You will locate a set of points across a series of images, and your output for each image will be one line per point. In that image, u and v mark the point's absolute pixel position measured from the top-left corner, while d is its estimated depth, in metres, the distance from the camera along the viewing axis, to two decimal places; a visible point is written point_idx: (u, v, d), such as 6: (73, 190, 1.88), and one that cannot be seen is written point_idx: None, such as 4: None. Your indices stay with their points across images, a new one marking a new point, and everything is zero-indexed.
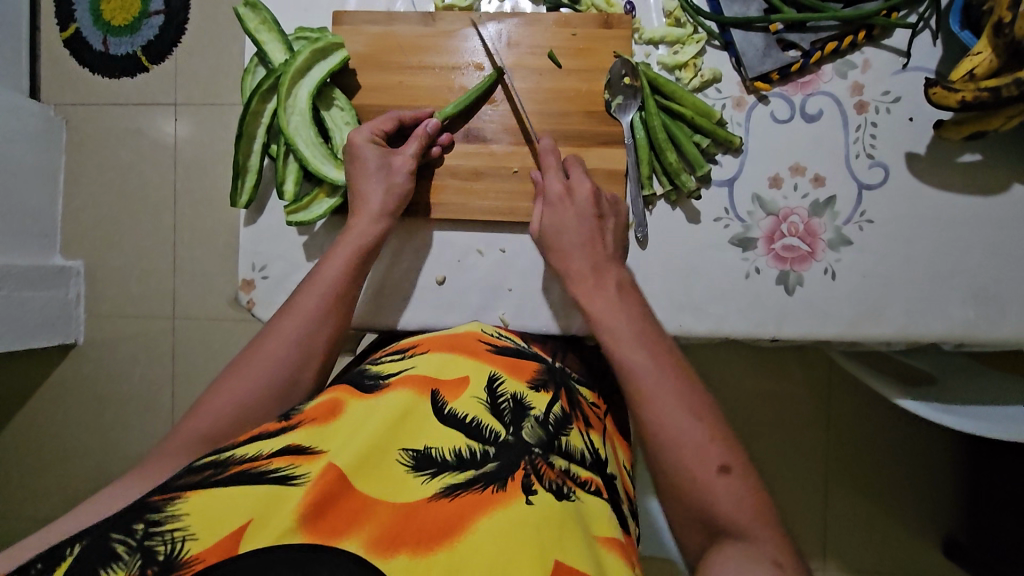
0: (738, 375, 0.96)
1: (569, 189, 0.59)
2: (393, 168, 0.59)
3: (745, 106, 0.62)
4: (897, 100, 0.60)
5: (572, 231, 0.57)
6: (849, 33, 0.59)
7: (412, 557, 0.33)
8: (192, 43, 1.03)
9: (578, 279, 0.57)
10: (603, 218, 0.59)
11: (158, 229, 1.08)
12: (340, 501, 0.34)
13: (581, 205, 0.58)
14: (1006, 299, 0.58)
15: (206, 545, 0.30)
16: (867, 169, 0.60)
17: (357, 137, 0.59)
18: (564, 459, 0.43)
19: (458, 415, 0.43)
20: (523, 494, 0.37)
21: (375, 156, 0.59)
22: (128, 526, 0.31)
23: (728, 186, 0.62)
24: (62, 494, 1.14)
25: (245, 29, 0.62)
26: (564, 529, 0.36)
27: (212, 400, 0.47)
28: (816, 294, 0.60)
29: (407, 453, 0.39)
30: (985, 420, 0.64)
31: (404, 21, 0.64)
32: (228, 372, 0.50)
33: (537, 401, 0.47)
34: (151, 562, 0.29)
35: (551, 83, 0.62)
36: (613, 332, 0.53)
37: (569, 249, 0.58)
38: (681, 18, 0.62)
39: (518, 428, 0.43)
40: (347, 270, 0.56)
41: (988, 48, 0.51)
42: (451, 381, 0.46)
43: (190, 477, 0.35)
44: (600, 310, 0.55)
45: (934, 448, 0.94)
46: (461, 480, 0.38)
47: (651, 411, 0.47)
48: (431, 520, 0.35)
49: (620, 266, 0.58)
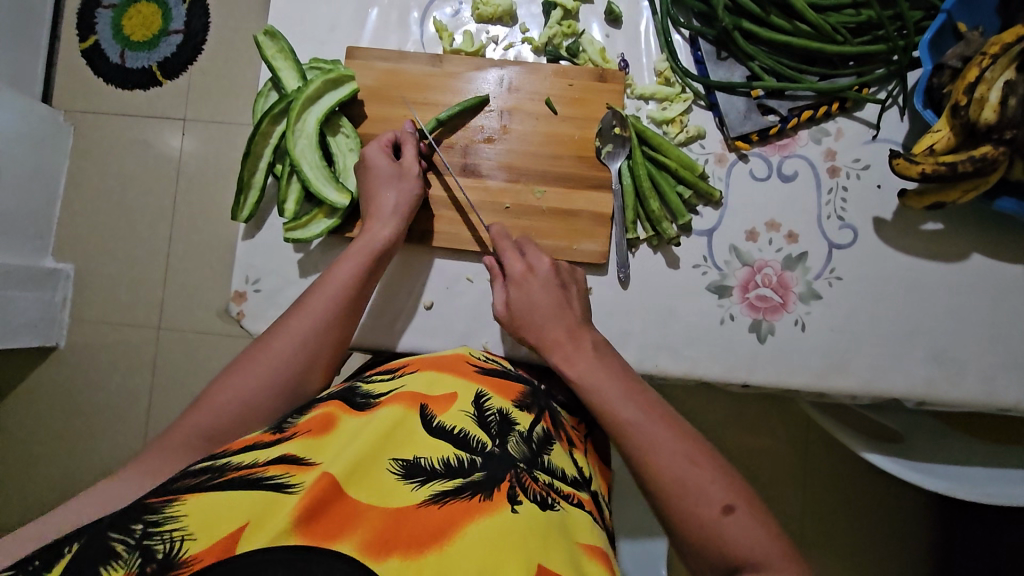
0: (720, 419, 0.97)
1: (531, 269, 0.60)
2: (404, 171, 0.63)
3: (726, 162, 0.66)
4: (867, 167, 0.64)
5: (541, 310, 0.58)
6: (824, 103, 0.64)
7: (403, 560, 0.33)
8: (207, 64, 1.08)
9: (570, 318, 0.58)
10: (567, 286, 0.60)
11: (153, 237, 1.09)
12: (332, 505, 0.35)
13: (544, 278, 0.59)
14: (965, 361, 0.61)
15: (202, 546, 0.31)
16: (837, 229, 0.64)
17: (370, 152, 0.63)
18: (548, 474, 0.44)
19: (446, 426, 0.44)
20: (509, 503, 0.38)
21: (389, 167, 0.62)
22: (127, 526, 0.32)
23: (707, 236, 0.65)
24: (21, 502, 1.11)
25: (262, 55, 0.65)
26: (548, 540, 0.37)
27: (217, 395, 0.49)
28: (786, 344, 0.62)
29: (397, 462, 0.40)
30: (945, 478, 0.67)
31: (414, 61, 0.68)
32: (233, 368, 0.52)
33: (521, 418, 0.49)
34: (149, 561, 0.31)
35: (546, 127, 0.66)
36: (605, 386, 0.52)
37: (542, 319, 0.57)
38: (670, 78, 0.67)
39: (503, 440, 0.45)
40: (359, 276, 0.58)
41: (947, 127, 0.56)
42: (441, 396, 0.48)
43: (187, 480, 0.36)
44: (580, 371, 0.54)
45: (906, 507, 0.95)
46: (450, 487, 0.39)
47: (655, 471, 0.46)
48: (421, 525, 0.35)
49: (591, 328, 0.58)
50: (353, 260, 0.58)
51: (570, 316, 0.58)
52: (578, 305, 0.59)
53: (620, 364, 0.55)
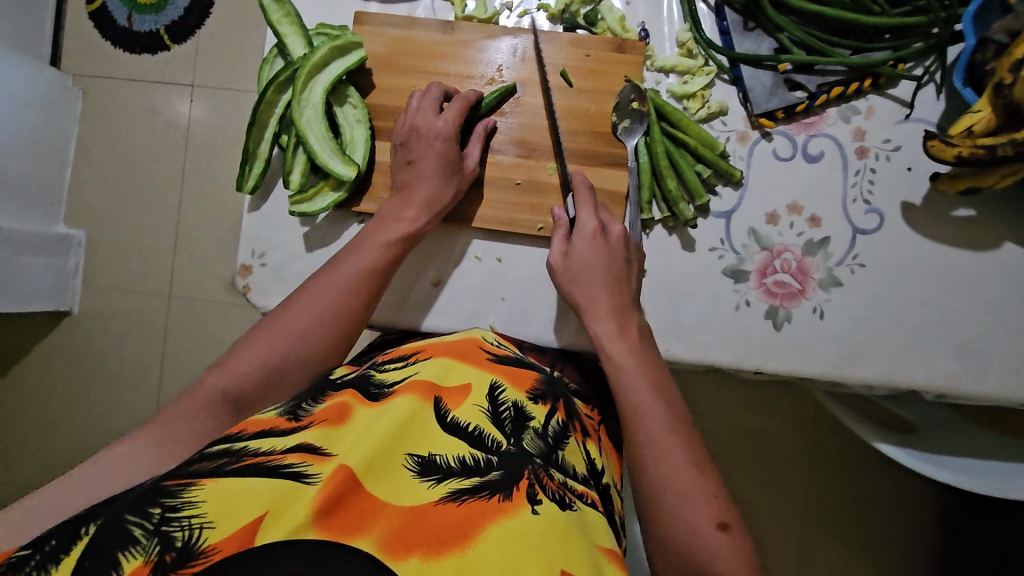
0: (727, 404, 0.97)
1: (602, 230, 0.58)
2: (451, 163, 0.59)
3: (749, 141, 0.63)
4: (898, 149, 0.61)
5: (595, 268, 0.57)
6: (855, 79, 0.60)
7: (424, 560, 0.33)
8: (215, 27, 1.05)
9: (621, 295, 0.56)
10: (630, 262, 0.58)
11: (163, 206, 1.08)
12: (352, 499, 0.35)
13: (613, 246, 0.57)
14: (989, 353, 0.59)
15: (223, 536, 0.31)
16: (862, 214, 0.61)
17: (444, 128, 0.59)
18: (561, 473, 0.44)
19: (460, 423, 0.44)
20: (529, 503, 0.38)
21: (451, 154, 0.59)
22: (145, 509, 0.32)
23: (726, 218, 0.63)
24: (39, 463, 1.14)
25: (266, 20, 0.62)
26: (570, 540, 0.36)
27: (214, 374, 0.48)
28: (804, 332, 0.60)
29: (412, 458, 0.39)
30: (958, 470, 0.66)
31: (424, 27, 0.65)
32: (253, 335, 0.51)
33: (536, 412, 0.49)
34: (168, 549, 0.30)
35: (561, 100, 0.63)
36: (631, 371, 0.52)
37: (599, 286, 0.56)
38: (693, 50, 0.64)
39: (518, 439, 0.44)
40: (380, 261, 0.56)
41: (987, 107, 0.52)
42: (454, 387, 0.47)
43: (202, 464, 0.36)
44: (617, 353, 0.53)
45: (913, 494, 0.95)
46: (468, 486, 0.38)
47: (657, 469, 0.46)
48: (441, 524, 0.35)
49: (637, 313, 0.57)
50: (377, 240, 0.57)
51: (623, 293, 0.57)
52: (633, 286, 0.58)
53: (657, 362, 0.54)
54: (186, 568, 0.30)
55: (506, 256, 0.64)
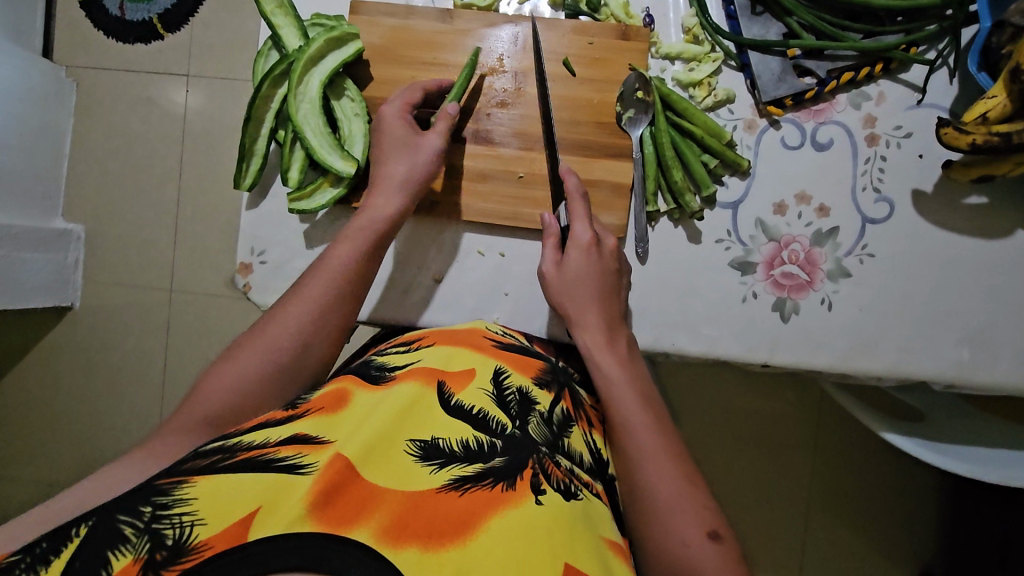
0: (730, 392, 0.96)
1: (595, 244, 0.57)
2: (418, 148, 0.58)
3: (756, 129, 0.62)
4: (909, 135, 0.59)
5: (587, 284, 0.56)
6: (866, 64, 0.59)
7: (423, 551, 0.32)
8: (209, 15, 1.03)
9: (614, 309, 0.56)
10: (619, 273, 0.58)
11: (161, 199, 1.07)
12: (347, 490, 0.34)
13: (606, 261, 0.57)
14: (1000, 343, 0.58)
15: (214, 531, 0.31)
16: (872, 203, 0.60)
17: (388, 112, 0.59)
18: (567, 460, 0.44)
19: (464, 406, 0.43)
20: (532, 494, 0.37)
21: (400, 132, 0.58)
22: (136, 508, 0.32)
23: (732, 209, 0.62)
24: (47, 458, 1.15)
25: (260, 11, 0.61)
26: (573, 533, 0.36)
27: (208, 382, 0.48)
28: (811, 323, 0.60)
29: (414, 443, 0.39)
30: (965, 460, 0.65)
31: (423, 17, 0.63)
32: (229, 354, 0.50)
33: (541, 397, 0.48)
34: (159, 546, 0.30)
35: (564, 90, 0.62)
36: (621, 381, 0.51)
37: (589, 299, 0.55)
38: (699, 36, 0.62)
39: (523, 421, 0.44)
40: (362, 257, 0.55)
41: (1003, 92, 0.51)
42: (458, 373, 0.46)
43: (195, 462, 0.35)
44: (605, 366, 0.52)
45: (916, 480, 0.95)
46: (470, 472, 0.38)
47: (646, 479, 0.46)
48: (441, 515, 0.34)
49: (627, 326, 0.57)
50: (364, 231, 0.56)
51: (615, 307, 0.56)
52: (623, 298, 0.58)
53: (642, 372, 0.54)
54: (176, 566, 0.29)
55: (509, 250, 0.63)
